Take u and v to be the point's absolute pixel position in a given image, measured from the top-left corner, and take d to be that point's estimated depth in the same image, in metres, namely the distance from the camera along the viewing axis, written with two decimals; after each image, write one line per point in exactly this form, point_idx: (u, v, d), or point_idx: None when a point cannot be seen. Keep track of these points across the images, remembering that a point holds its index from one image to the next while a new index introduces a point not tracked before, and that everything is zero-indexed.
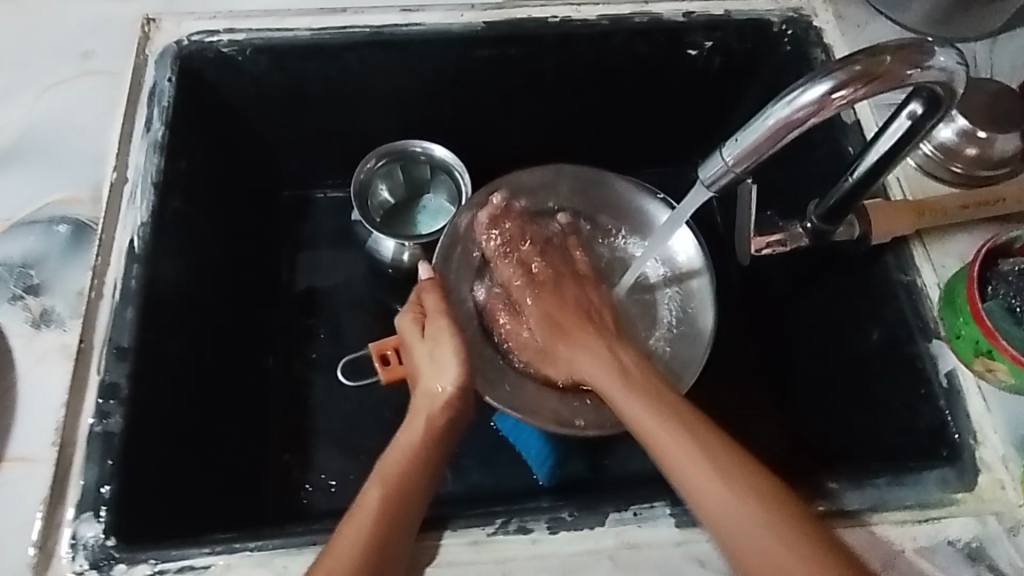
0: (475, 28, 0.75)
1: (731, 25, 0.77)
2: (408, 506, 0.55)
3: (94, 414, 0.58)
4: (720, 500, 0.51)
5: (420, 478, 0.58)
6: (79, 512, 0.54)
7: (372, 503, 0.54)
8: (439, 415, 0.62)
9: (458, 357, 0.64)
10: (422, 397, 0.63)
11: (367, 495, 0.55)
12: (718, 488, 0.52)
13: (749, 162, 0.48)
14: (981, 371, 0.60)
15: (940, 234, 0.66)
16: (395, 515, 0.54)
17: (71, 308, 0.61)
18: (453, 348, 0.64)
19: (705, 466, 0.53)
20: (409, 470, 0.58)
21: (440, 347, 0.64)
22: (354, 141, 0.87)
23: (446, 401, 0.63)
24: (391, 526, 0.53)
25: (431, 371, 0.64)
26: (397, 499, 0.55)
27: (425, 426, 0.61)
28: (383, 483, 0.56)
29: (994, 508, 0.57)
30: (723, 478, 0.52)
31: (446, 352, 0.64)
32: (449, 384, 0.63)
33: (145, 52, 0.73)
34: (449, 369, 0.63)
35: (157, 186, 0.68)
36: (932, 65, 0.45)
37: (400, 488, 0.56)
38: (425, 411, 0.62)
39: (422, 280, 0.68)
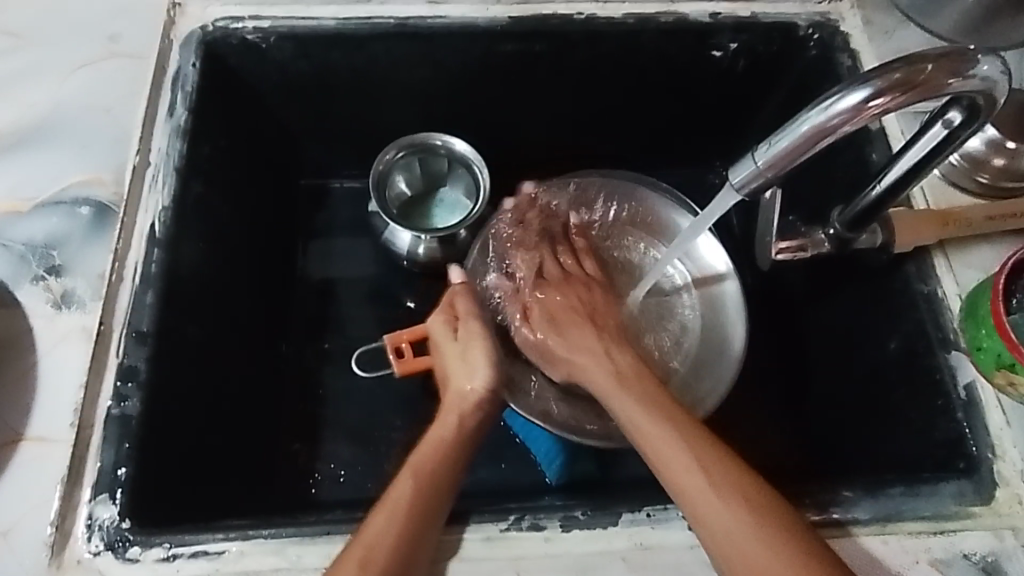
0: (500, 23, 0.75)
1: (758, 27, 0.76)
2: (438, 501, 0.55)
3: (113, 397, 0.58)
4: (710, 507, 0.52)
5: (448, 474, 0.58)
6: (96, 493, 0.55)
7: (403, 499, 0.54)
8: (472, 413, 0.63)
9: (490, 358, 0.65)
10: (453, 394, 0.64)
11: (398, 489, 0.55)
12: (709, 498, 0.52)
13: (781, 167, 0.47)
14: (1003, 385, 0.60)
15: (962, 245, 0.66)
16: (424, 511, 0.54)
17: (92, 291, 0.62)
18: (486, 350, 0.65)
19: (697, 476, 0.53)
20: (438, 467, 0.58)
21: (472, 351, 0.66)
22: (374, 133, 0.87)
23: (476, 400, 0.64)
24: (422, 524, 0.53)
25: (461, 369, 0.65)
26: (427, 496, 0.55)
27: (458, 424, 0.62)
28: (414, 477, 0.56)
29: (1010, 523, 0.57)
30: (716, 488, 0.52)
31: (479, 351, 0.65)
32: (481, 384, 0.64)
33: (170, 36, 0.73)
34: (480, 370, 0.65)
35: (179, 170, 0.68)
36: (972, 74, 0.44)
37: (430, 485, 0.56)
38: (456, 409, 0.63)
39: (455, 284, 0.69)
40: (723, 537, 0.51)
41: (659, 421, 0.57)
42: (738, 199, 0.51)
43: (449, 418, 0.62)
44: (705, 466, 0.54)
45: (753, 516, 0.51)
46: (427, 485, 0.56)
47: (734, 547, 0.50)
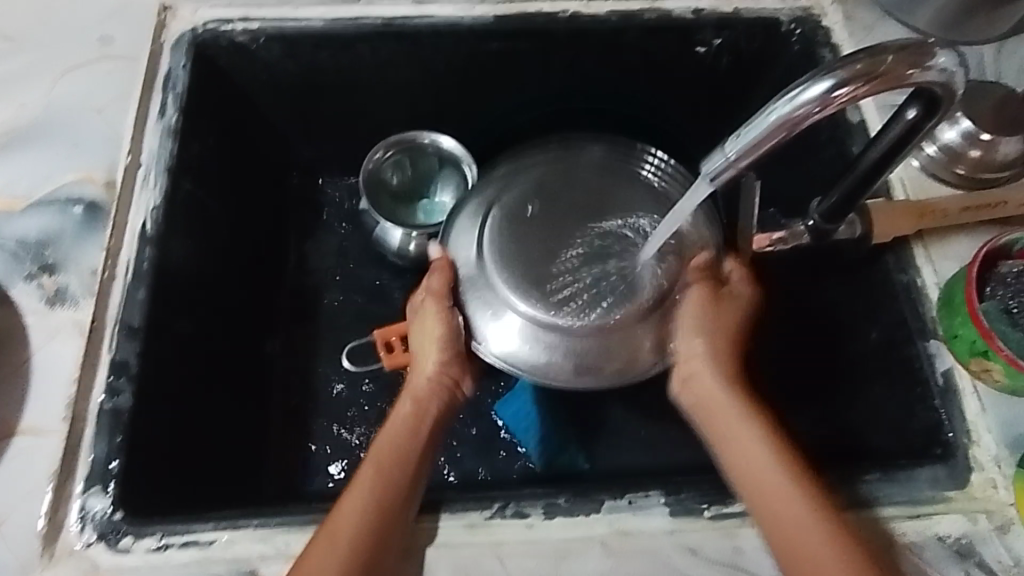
0: (486, 22, 0.77)
1: (740, 23, 0.78)
2: (400, 483, 0.57)
3: (105, 391, 0.59)
4: (766, 471, 0.56)
5: (408, 456, 0.59)
6: (88, 485, 0.56)
7: (367, 485, 0.56)
8: (431, 397, 0.64)
9: (441, 336, 0.65)
10: (415, 376, 0.66)
11: (361, 477, 0.57)
12: (770, 467, 0.56)
13: (752, 156, 0.48)
14: (977, 371, 0.61)
15: (941, 236, 0.67)
16: (386, 510, 0.55)
17: (84, 287, 0.63)
18: (441, 328, 0.65)
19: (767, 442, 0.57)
20: (399, 450, 0.60)
21: (428, 328, 0.66)
22: (365, 131, 0.88)
23: (435, 382, 0.65)
24: (385, 519, 0.54)
25: (422, 352, 0.66)
26: (389, 489, 0.56)
27: (415, 406, 0.64)
28: (378, 461, 0.58)
29: (984, 507, 0.58)
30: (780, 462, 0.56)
31: (432, 331, 0.65)
32: (435, 361, 0.65)
33: (161, 38, 0.74)
34: (433, 351, 0.65)
35: (170, 170, 0.69)
36: (931, 65, 0.45)
37: (392, 477, 0.57)
38: (414, 391, 0.65)
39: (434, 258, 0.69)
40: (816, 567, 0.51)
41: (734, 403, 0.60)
42: (711, 190, 0.52)
43: (407, 398, 0.64)
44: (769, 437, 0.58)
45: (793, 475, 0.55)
46: (390, 467, 0.58)
47: (779, 506, 0.54)
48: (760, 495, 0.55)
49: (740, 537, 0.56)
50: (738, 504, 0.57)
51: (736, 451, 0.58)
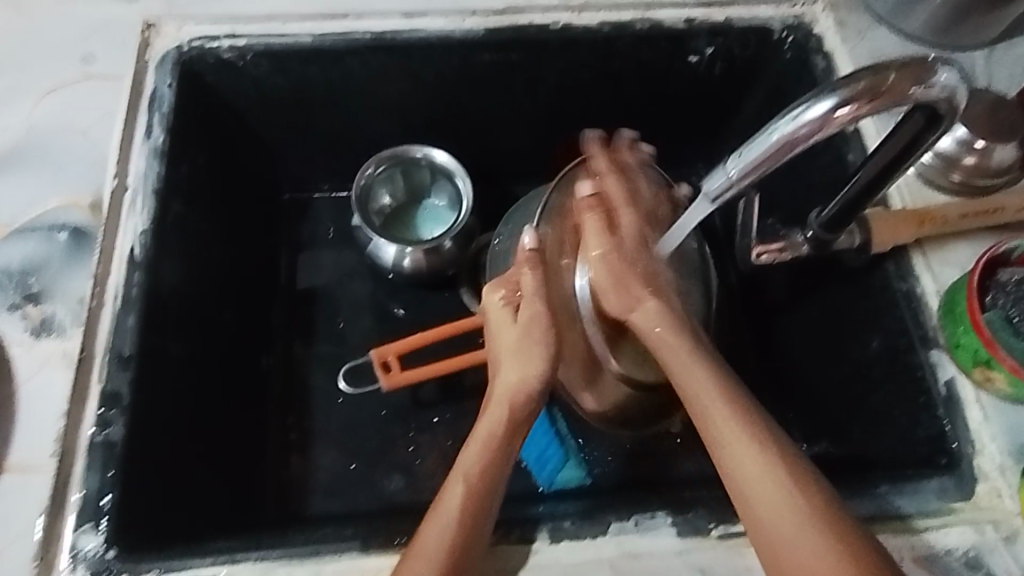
0: (477, 34, 0.75)
1: (732, 32, 0.77)
2: (492, 505, 0.55)
3: (96, 423, 0.58)
4: (731, 435, 0.54)
5: (495, 480, 0.56)
6: (80, 522, 0.54)
7: (450, 513, 0.54)
8: (525, 409, 0.60)
9: (547, 349, 0.62)
10: (506, 387, 0.61)
11: (440, 500, 0.55)
12: (740, 440, 0.53)
13: (753, 175, 0.48)
14: (980, 380, 0.61)
15: (940, 243, 0.67)
16: (481, 520, 0.54)
17: (72, 317, 0.61)
18: (543, 347, 0.62)
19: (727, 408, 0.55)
20: (491, 466, 0.57)
21: (532, 331, 0.62)
22: (356, 146, 0.87)
23: (530, 391, 0.61)
24: (479, 530, 0.53)
25: (513, 357, 0.62)
26: (484, 497, 0.55)
27: (505, 420, 0.60)
28: (465, 484, 0.55)
29: (992, 517, 0.58)
30: (741, 420, 0.54)
31: (534, 344, 0.62)
32: (536, 373, 0.61)
33: (145, 57, 0.72)
34: (534, 364, 0.61)
35: (158, 192, 0.67)
36: (934, 83, 0.45)
37: (487, 486, 0.56)
38: (506, 400, 0.61)
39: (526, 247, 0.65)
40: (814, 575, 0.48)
41: (683, 338, 0.59)
42: (713, 209, 0.52)
43: (498, 409, 0.60)
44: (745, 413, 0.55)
45: (753, 431, 0.54)
46: (475, 493, 0.55)
47: (754, 477, 0.52)
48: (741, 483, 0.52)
49: (749, 556, 0.55)
50: None
51: (709, 423, 0.55)
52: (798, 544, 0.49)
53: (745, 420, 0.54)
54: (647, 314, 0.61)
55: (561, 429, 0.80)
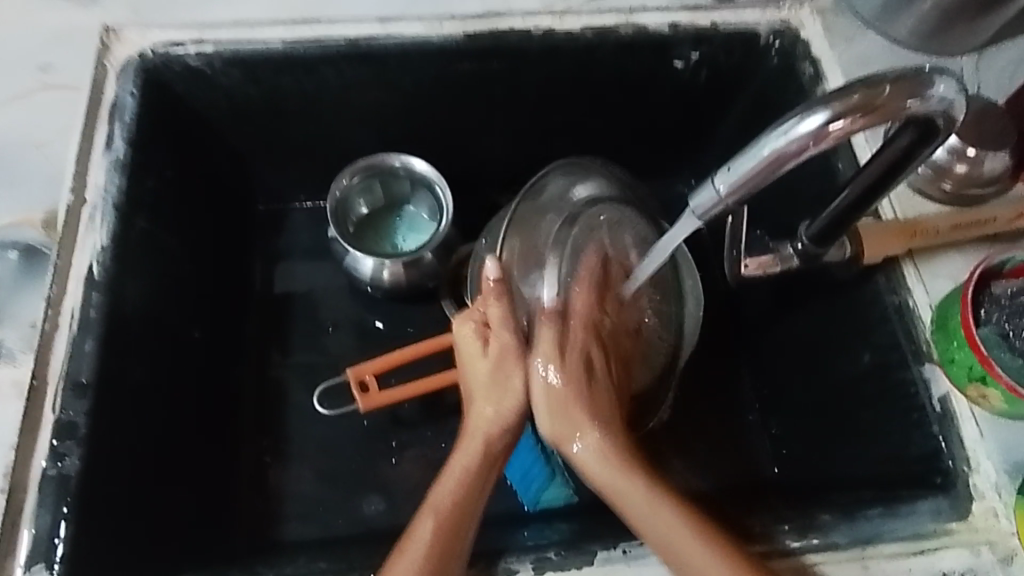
0: (455, 40, 0.72)
1: (718, 37, 0.75)
2: (460, 537, 0.54)
3: (49, 456, 0.54)
4: (663, 525, 0.53)
5: (470, 509, 0.55)
6: (31, 563, 0.51)
7: (422, 547, 0.52)
8: (500, 443, 0.58)
9: (526, 385, 0.57)
10: (483, 417, 0.58)
11: (412, 533, 0.53)
12: (701, 553, 0.51)
13: (742, 191, 0.46)
14: (975, 397, 0.59)
15: (931, 254, 0.65)
16: (445, 555, 0.53)
17: (23, 342, 0.57)
18: (523, 372, 0.57)
19: (673, 517, 0.53)
20: (460, 500, 0.55)
21: (506, 369, 0.57)
22: (332, 155, 0.84)
23: (507, 423, 0.57)
24: (442, 563, 0.52)
25: (490, 393, 0.57)
26: (450, 533, 0.54)
27: (483, 451, 0.57)
28: (438, 517, 0.54)
29: (988, 538, 0.56)
30: (669, 505, 0.54)
31: (512, 371, 0.57)
32: (515, 408, 0.57)
33: (105, 64, 0.69)
34: (514, 395, 0.57)
35: (118, 208, 0.64)
36: (931, 96, 0.43)
37: (453, 522, 0.54)
38: (482, 435, 0.57)
39: (489, 279, 0.57)
40: None
41: (628, 472, 0.55)
42: (700, 225, 0.50)
43: (474, 441, 0.57)
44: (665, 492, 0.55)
45: (694, 528, 0.53)
46: (448, 524, 0.54)
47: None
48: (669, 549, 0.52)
49: None
50: None
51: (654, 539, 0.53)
52: None
53: (702, 541, 0.52)
54: (592, 447, 0.56)
55: (548, 444, 0.74)
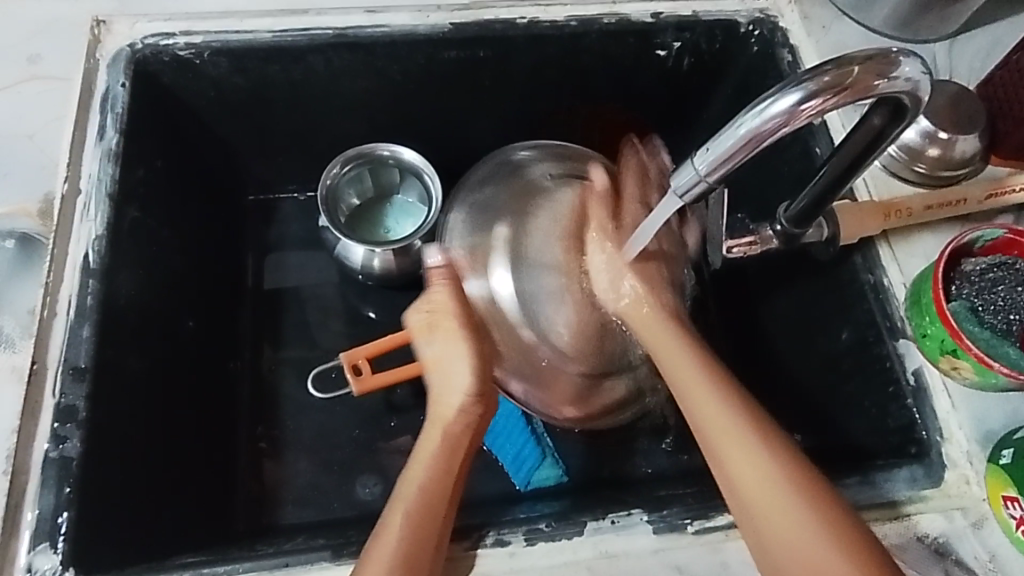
0: (442, 30, 0.74)
1: (700, 26, 0.77)
2: (437, 519, 0.54)
3: (50, 439, 0.55)
4: (737, 442, 0.53)
5: (442, 492, 0.56)
6: (35, 543, 0.52)
7: (396, 535, 0.53)
8: (461, 427, 0.61)
9: (472, 362, 0.62)
10: (444, 403, 0.62)
11: (384, 528, 0.54)
12: (730, 417, 0.54)
13: (721, 170, 0.47)
14: (947, 370, 0.61)
15: (905, 234, 0.68)
16: (423, 533, 0.53)
17: (22, 328, 0.59)
18: (469, 353, 0.62)
19: (698, 379, 0.57)
20: (432, 486, 0.56)
21: (450, 350, 0.63)
22: (322, 146, 0.85)
23: (464, 406, 0.61)
24: (422, 541, 0.53)
25: (443, 380, 0.62)
26: (424, 514, 0.54)
27: (444, 437, 0.60)
28: (410, 509, 0.54)
29: (960, 503, 0.59)
30: (740, 418, 0.54)
31: (460, 353, 0.62)
32: (465, 390, 0.61)
33: (95, 55, 0.70)
34: (464, 373, 0.62)
35: (112, 197, 0.65)
36: (898, 75, 0.45)
37: (428, 505, 0.55)
38: (443, 422, 0.61)
39: (433, 267, 0.68)
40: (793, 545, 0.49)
41: (668, 329, 0.62)
42: (683, 204, 0.52)
43: (437, 428, 0.60)
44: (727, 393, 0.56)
45: (754, 432, 0.53)
46: (421, 510, 0.54)
47: (727, 442, 0.53)
48: (718, 438, 0.54)
49: (724, 551, 0.55)
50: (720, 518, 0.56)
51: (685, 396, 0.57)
52: (783, 521, 0.49)
53: (753, 434, 0.53)
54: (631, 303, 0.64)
55: (537, 427, 0.78)
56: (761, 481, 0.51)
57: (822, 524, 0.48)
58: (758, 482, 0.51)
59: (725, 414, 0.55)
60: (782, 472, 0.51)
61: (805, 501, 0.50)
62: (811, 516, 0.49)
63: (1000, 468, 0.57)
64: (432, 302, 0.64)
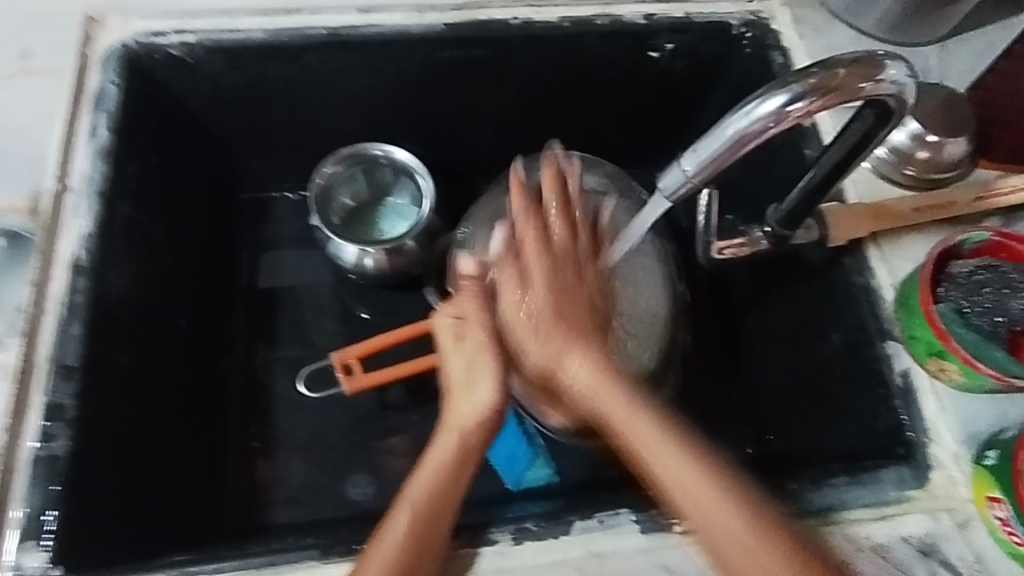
0: (436, 30, 0.74)
1: (693, 27, 0.77)
2: (440, 526, 0.54)
3: (38, 436, 0.55)
4: (674, 473, 0.52)
5: (446, 500, 0.56)
6: (22, 540, 0.52)
7: (398, 538, 0.53)
8: (476, 440, 0.59)
9: (497, 378, 0.59)
10: (463, 413, 0.59)
11: (383, 533, 0.53)
12: (668, 446, 0.53)
13: (708, 172, 0.48)
14: (935, 370, 0.62)
15: (895, 236, 0.68)
16: (425, 540, 0.53)
17: (11, 325, 0.59)
18: (494, 370, 0.59)
19: (642, 424, 0.54)
20: (438, 494, 0.56)
21: (478, 361, 0.59)
22: (315, 145, 0.85)
23: (482, 418, 0.59)
24: (423, 547, 0.53)
25: (464, 391, 0.60)
26: (426, 520, 0.54)
27: (458, 446, 0.58)
28: (414, 515, 0.54)
29: (947, 504, 0.59)
30: (674, 441, 0.53)
31: (485, 368, 0.59)
32: (490, 403, 0.59)
33: (88, 53, 0.70)
34: (489, 387, 0.59)
35: (103, 195, 0.65)
36: (883, 78, 0.45)
37: (432, 511, 0.55)
38: (458, 429, 0.59)
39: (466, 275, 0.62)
40: None
41: (585, 347, 0.57)
42: (670, 205, 0.52)
43: (450, 437, 0.59)
44: (662, 422, 0.54)
45: (695, 463, 0.52)
46: (425, 516, 0.54)
47: (694, 487, 0.51)
48: (665, 473, 0.52)
49: None
50: None
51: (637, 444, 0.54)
52: (748, 561, 0.49)
53: (690, 460, 0.52)
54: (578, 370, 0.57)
55: (529, 427, 0.77)
56: (726, 529, 0.50)
57: (783, 564, 0.49)
58: (727, 527, 0.50)
59: (662, 444, 0.53)
60: (738, 513, 0.51)
61: (761, 536, 0.50)
62: (771, 557, 0.49)
63: (986, 471, 0.57)
64: (461, 304, 0.61)
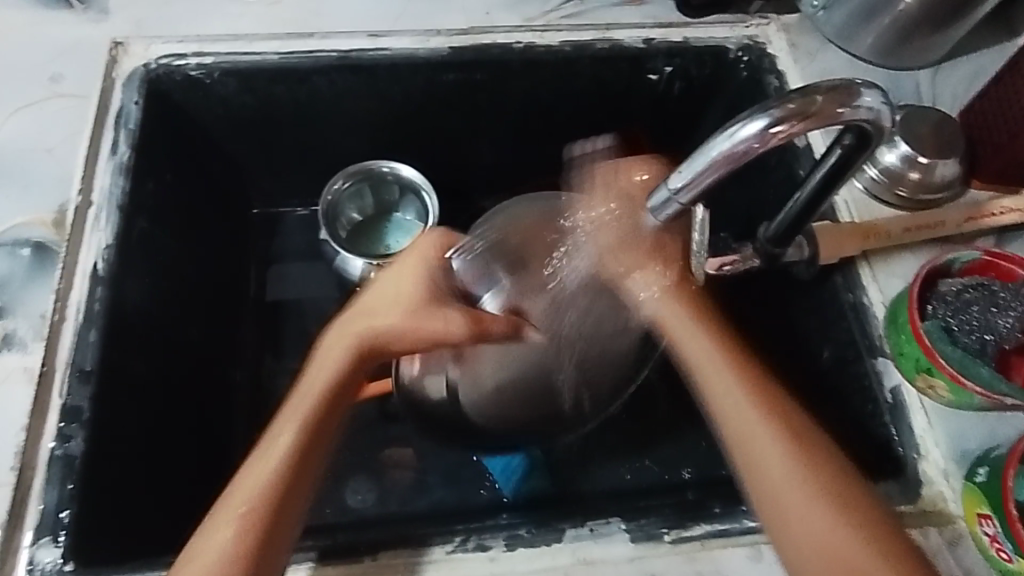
0: (441, 53, 0.77)
1: (690, 52, 0.80)
2: (301, 486, 0.51)
3: (56, 437, 0.58)
4: (748, 424, 0.53)
5: (309, 457, 0.52)
6: (38, 536, 0.55)
7: (259, 493, 0.50)
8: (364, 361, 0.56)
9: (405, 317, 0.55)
10: (367, 333, 0.56)
11: (246, 480, 0.51)
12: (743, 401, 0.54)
13: (693, 192, 0.49)
14: (923, 388, 0.63)
15: (885, 255, 0.69)
16: (283, 498, 0.50)
17: (34, 331, 0.62)
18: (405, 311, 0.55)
19: (721, 366, 0.55)
20: (307, 445, 0.52)
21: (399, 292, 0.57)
22: (325, 162, 0.88)
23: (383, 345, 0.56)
24: (281, 507, 0.50)
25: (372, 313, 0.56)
26: (292, 476, 0.51)
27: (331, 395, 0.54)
28: (285, 456, 0.51)
29: (936, 521, 0.60)
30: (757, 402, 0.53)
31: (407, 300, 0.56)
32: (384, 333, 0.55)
33: (112, 75, 0.74)
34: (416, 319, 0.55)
35: (122, 209, 0.68)
36: (859, 105, 0.47)
37: (298, 465, 0.51)
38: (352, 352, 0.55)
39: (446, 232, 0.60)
40: (819, 545, 0.49)
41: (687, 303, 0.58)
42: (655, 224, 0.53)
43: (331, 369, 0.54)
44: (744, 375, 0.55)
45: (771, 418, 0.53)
46: (286, 476, 0.51)
47: (764, 446, 0.52)
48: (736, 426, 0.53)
49: (700, 560, 0.57)
50: (697, 527, 0.58)
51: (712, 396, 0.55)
52: (805, 514, 0.50)
53: (767, 418, 0.53)
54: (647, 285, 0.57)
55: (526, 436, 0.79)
56: (780, 478, 0.51)
57: (844, 528, 0.49)
58: (784, 483, 0.51)
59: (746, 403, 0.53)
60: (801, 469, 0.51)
61: (821, 499, 0.50)
62: (830, 513, 0.49)
63: (976, 487, 0.58)
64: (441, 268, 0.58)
